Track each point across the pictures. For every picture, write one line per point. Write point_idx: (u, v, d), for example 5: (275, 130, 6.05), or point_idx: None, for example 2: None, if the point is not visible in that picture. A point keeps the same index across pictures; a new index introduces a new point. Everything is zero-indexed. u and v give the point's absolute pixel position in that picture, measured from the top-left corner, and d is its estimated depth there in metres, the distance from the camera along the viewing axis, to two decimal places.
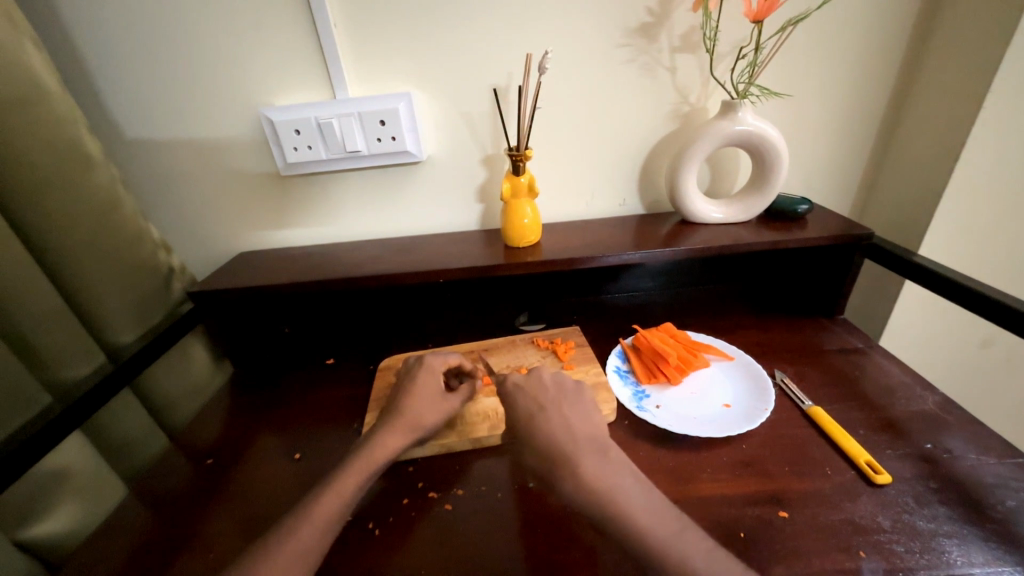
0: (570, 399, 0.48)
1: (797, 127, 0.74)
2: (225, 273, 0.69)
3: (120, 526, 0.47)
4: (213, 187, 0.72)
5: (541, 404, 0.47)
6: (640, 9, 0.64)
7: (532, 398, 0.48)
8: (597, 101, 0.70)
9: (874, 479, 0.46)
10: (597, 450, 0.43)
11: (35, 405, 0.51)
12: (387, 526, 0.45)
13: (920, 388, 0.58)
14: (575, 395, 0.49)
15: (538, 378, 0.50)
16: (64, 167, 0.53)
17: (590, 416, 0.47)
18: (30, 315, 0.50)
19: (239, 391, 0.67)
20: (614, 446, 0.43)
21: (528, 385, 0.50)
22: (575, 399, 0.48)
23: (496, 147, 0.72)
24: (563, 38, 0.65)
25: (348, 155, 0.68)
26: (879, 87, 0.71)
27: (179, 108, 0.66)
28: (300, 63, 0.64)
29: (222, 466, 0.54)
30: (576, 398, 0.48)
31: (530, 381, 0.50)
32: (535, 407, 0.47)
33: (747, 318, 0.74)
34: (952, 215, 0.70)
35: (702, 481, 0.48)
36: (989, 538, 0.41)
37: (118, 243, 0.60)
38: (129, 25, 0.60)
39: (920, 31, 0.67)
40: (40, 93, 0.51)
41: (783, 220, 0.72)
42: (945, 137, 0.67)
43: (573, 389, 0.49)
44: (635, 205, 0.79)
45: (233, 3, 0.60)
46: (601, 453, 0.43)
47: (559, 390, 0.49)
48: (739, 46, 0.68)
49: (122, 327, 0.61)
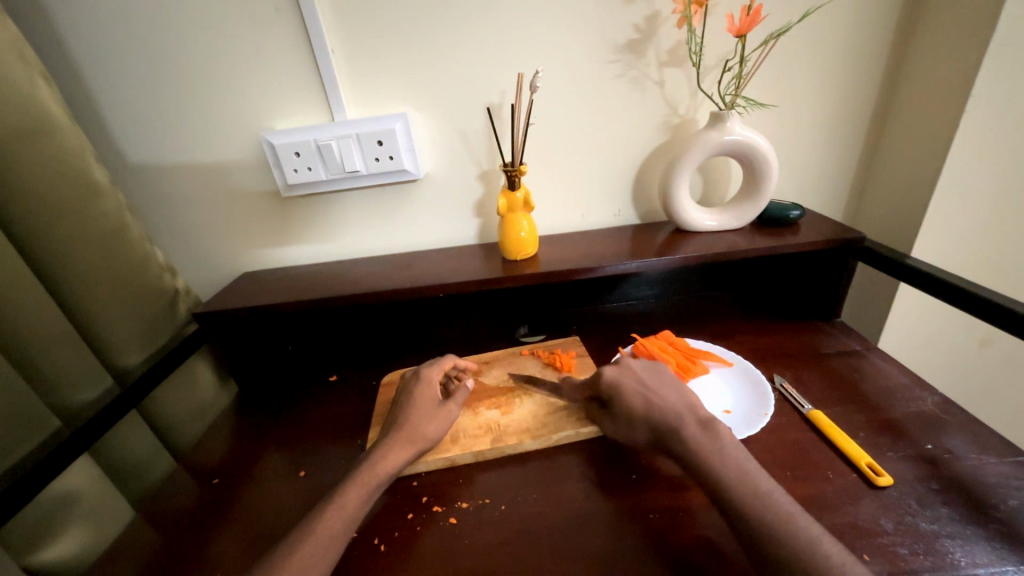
0: (659, 381, 0.52)
1: (786, 135, 0.75)
2: (230, 293, 0.70)
3: (129, 547, 0.48)
4: (216, 209, 0.74)
5: (643, 388, 0.51)
6: (628, 27, 0.66)
7: (620, 389, 0.52)
8: (588, 115, 0.72)
9: (876, 481, 0.46)
10: (693, 424, 0.46)
11: (46, 428, 0.52)
12: (393, 541, 0.45)
13: (919, 389, 0.58)
14: (665, 381, 0.53)
15: (627, 367, 0.54)
16: (71, 195, 0.55)
17: (686, 396, 0.50)
18: (40, 341, 0.51)
19: (244, 411, 0.67)
20: (707, 424, 0.46)
21: (619, 375, 0.53)
22: (656, 378, 0.53)
23: (492, 163, 0.74)
24: (552, 58, 0.67)
25: (347, 174, 0.70)
26: (864, 94, 0.73)
27: (183, 135, 0.68)
28: (299, 89, 0.66)
29: (227, 485, 0.55)
30: (661, 381, 0.52)
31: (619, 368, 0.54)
32: (636, 395, 0.51)
33: (744, 323, 0.74)
34: (944, 216, 0.71)
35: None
36: (993, 538, 0.41)
37: (125, 267, 0.62)
38: (134, 59, 0.63)
39: (900, 39, 0.69)
40: (51, 126, 0.53)
41: (776, 225, 0.73)
42: (931, 140, 0.68)
43: (660, 373, 0.54)
44: (629, 215, 0.81)
45: (234, 34, 0.62)
46: (702, 428, 0.46)
47: (649, 376, 0.53)
48: (725, 59, 0.69)
49: (129, 349, 0.62)
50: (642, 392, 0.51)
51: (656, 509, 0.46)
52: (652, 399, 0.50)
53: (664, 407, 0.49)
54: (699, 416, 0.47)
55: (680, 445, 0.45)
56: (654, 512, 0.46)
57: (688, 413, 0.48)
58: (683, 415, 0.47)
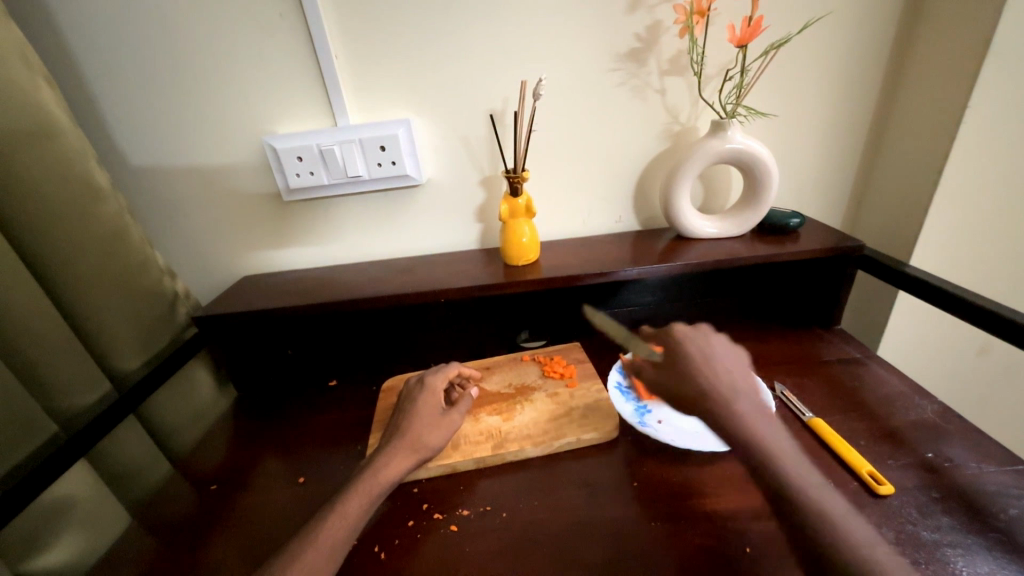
0: (726, 359, 0.53)
1: (785, 144, 0.76)
2: (229, 298, 0.70)
3: (125, 555, 0.48)
4: (217, 212, 0.74)
5: (708, 363, 0.53)
6: (630, 36, 0.67)
7: (688, 356, 0.54)
8: (590, 122, 0.72)
9: (877, 489, 0.46)
10: (747, 404, 0.48)
11: (44, 432, 0.51)
12: (393, 548, 0.45)
13: (919, 398, 0.58)
14: (733, 360, 0.54)
15: (704, 338, 0.56)
16: (72, 198, 0.55)
17: (747, 378, 0.52)
18: (37, 345, 0.51)
19: (241, 417, 0.67)
20: (759, 407, 0.48)
21: (694, 343, 0.55)
22: (726, 354, 0.54)
23: (494, 169, 0.74)
24: (555, 66, 0.68)
25: (349, 179, 0.70)
26: (862, 105, 0.74)
27: (185, 139, 0.68)
28: (303, 94, 0.66)
29: (225, 491, 0.54)
30: (734, 361, 0.54)
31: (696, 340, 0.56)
32: (700, 360, 0.53)
33: (744, 330, 0.75)
34: (942, 225, 0.72)
35: (726, 493, 0.48)
36: (994, 547, 0.41)
37: (124, 270, 0.61)
38: (138, 62, 0.63)
39: (896, 51, 0.70)
40: (53, 128, 0.53)
41: (776, 233, 0.74)
42: (929, 151, 0.69)
43: (733, 350, 0.55)
44: (630, 222, 0.81)
45: (239, 39, 0.63)
46: (756, 409, 0.47)
47: (722, 352, 0.54)
48: (726, 69, 0.70)
49: (128, 354, 0.61)
50: (706, 365, 0.52)
51: (657, 517, 0.46)
52: (713, 373, 0.51)
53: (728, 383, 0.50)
54: (754, 400, 0.49)
55: (728, 418, 0.46)
56: (656, 520, 0.45)
57: (745, 395, 0.49)
58: (740, 394, 0.49)
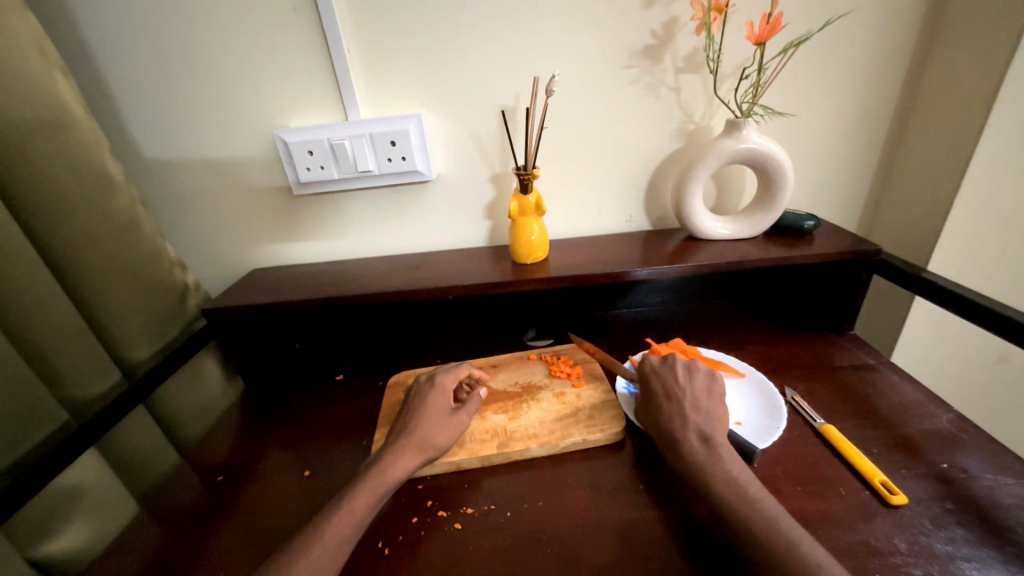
0: (691, 388, 0.51)
1: (802, 144, 0.75)
2: (239, 290, 0.70)
3: (132, 544, 0.48)
4: (228, 205, 0.74)
5: (668, 393, 0.51)
6: (645, 32, 0.66)
7: (650, 386, 0.53)
8: (602, 119, 0.71)
9: (890, 499, 0.45)
10: (694, 437, 0.46)
11: (54, 421, 0.52)
12: (396, 545, 0.45)
13: (934, 406, 0.57)
14: (699, 389, 0.51)
15: (672, 364, 0.54)
16: (86, 190, 0.55)
17: (708, 409, 0.49)
18: (48, 334, 0.51)
19: (249, 409, 0.67)
20: (708, 440, 0.46)
21: (660, 371, 0.53)
22: (698, 385, 0.51)
23: (505, 166, 0.74)
24: (568, 62, 0.67)
25: (359, 174, 0.70)
26: (882, 105, 0.72)
27: (197, 131, 0.68)
28: (315, 88, 0.66)
29: (231, 483, 0.54)
30: (700, 389, 0.51)
31: (666, 368, 0.54)
32: (661, 392, 0.52)
33: (754, 334, 0.74)
34: (961, 231, 0.70)
35: None
36: (1010, 562, 0.40)
37: (135, 262, 0.62)
38: (152, 54, 0.63)
39: (919, 50, 0.68)
40: (67, 119, 0.54)
41: (790, 235, 0.72)
42: (950, 154, 0.67)
43: (706, 378, 0.52)
44: (641, 221, 0.80)
45: (252, 31, 0.63)
46: (700, 443, 0.45)
47: (688, 380, 0.52)
48: (742, 67, 0.69)
49: (139, 344, 0.62)
50: (665, 397, 0.51)
51: (664, 521, 0.45)
52: (670, 405, 0.50)
53: (677, 416, 0.49)
54: (706, 431, 0.47)
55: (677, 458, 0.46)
56: (661, 524, 0.45)
57: (695, 428, 0.47)
58: (687, 427, 0.47)
